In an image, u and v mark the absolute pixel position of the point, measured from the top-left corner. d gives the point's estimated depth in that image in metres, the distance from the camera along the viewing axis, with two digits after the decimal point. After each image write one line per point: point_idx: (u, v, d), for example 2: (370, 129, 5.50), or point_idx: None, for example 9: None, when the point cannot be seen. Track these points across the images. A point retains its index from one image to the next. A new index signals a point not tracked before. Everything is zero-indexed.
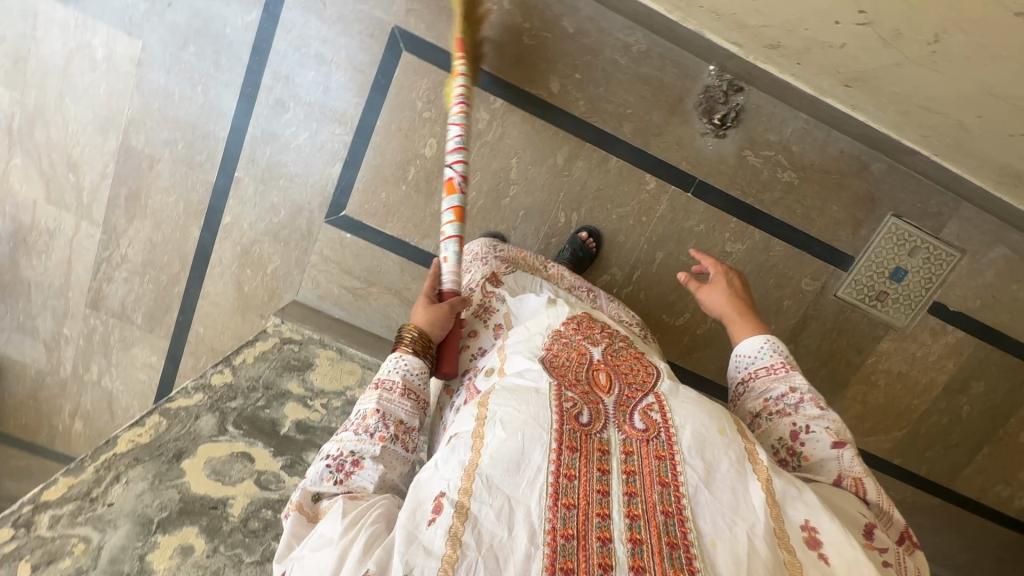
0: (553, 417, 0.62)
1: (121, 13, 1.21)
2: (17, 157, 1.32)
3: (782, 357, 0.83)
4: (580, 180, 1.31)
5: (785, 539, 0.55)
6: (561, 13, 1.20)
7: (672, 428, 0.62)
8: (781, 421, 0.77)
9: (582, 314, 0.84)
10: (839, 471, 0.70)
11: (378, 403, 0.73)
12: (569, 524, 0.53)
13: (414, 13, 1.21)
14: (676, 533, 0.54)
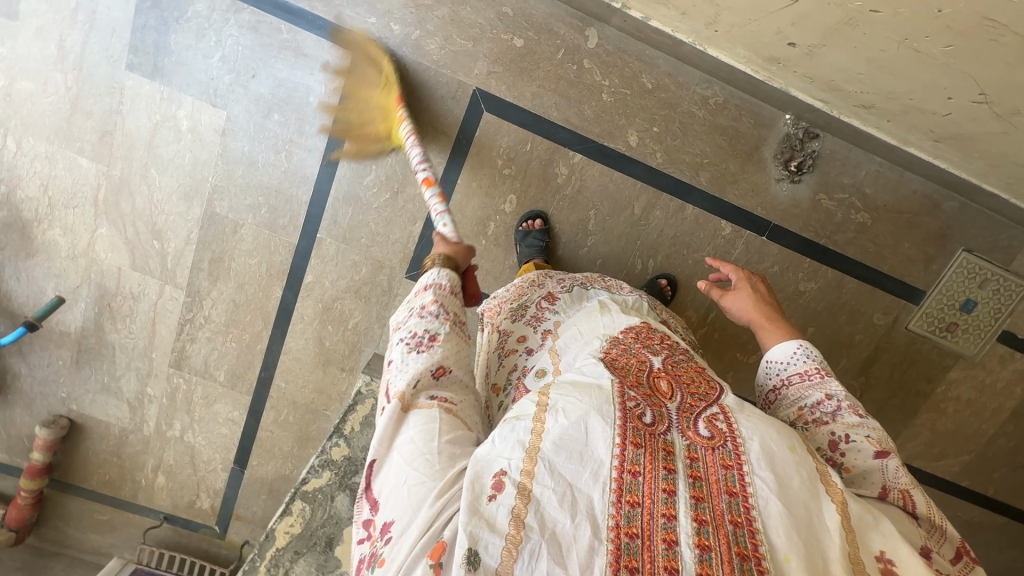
0: (615, 414, 0.58)
1: (206, 85, 1.23)
2: (103, 227, 1.34)
3: (815, 363, 0.78)
4: (657, 228, 1.34)
5: (859, 564, 0.52)
6: (640, 69, 1.23)
7: (739, 437, 0.58)
8: (819, 429, 0.71)
9: (641, 327, 0.85)
10: (885, 483, 0.64)
11: (433, 295, 0.74)
12: (633, 523, 0.52)
13: (495, 75, 1.23)
14: (747, 545, 0.51)
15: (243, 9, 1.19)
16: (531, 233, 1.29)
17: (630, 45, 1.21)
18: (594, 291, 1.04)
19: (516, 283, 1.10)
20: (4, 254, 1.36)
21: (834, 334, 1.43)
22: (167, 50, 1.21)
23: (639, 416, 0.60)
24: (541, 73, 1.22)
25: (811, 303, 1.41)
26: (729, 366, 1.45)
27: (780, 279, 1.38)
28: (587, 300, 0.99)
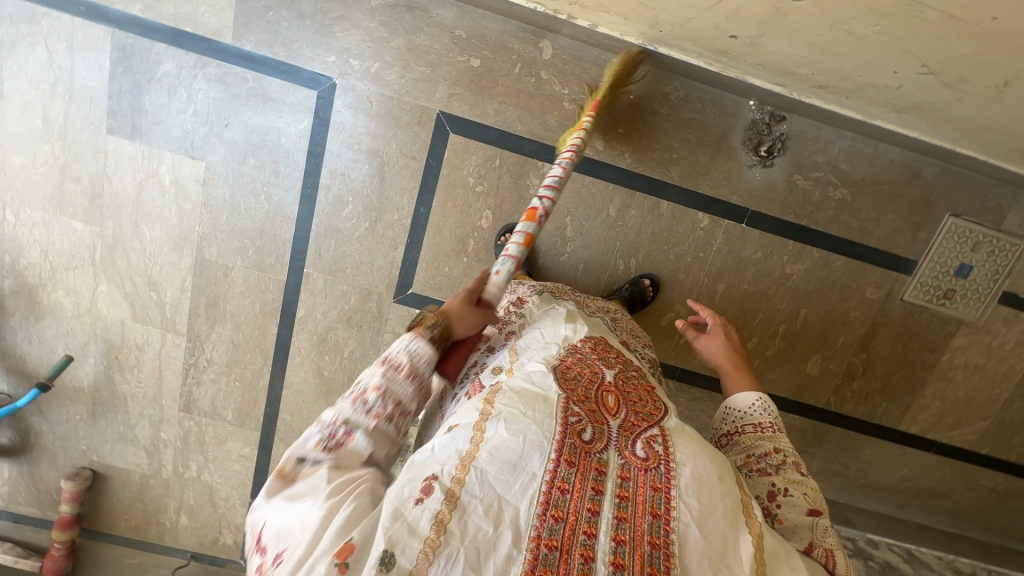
0: (557, 429, 0.63)
1: (183, 140, 1.28)
2: (102, 284, 1.40)
3: (769, 417, 0.82)
4: (634, 227, 1.35)
5: None
6: (598, 74, 1.24)
7: (672, 463, 0.63)
8: (760, 480, 0.75)
9: (600, 340, 0.91)
10: (812, 539, 0.67)
11: (381, 379, 0.66)
12: (554, 536, 0.54)
13: (456, 96, 1.25)
14: (658, 564, 0.54)
15: (209, 63, 1.23)
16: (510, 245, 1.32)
17: (585, 51, 1.22)
18: (563, 298, 1.09)
19: (495, 286, 1.17)
20: (14, 319, 1.42)
21: (828, 314, 1.42)
22: (143, 111, 1.26)
23: (580, 432, 0.65)
24: (501, 90, 1.25)
25: (800, 285, 1.40)
26: None
27: (765, 265, 1.38)
28: (554, 305, 1.04)
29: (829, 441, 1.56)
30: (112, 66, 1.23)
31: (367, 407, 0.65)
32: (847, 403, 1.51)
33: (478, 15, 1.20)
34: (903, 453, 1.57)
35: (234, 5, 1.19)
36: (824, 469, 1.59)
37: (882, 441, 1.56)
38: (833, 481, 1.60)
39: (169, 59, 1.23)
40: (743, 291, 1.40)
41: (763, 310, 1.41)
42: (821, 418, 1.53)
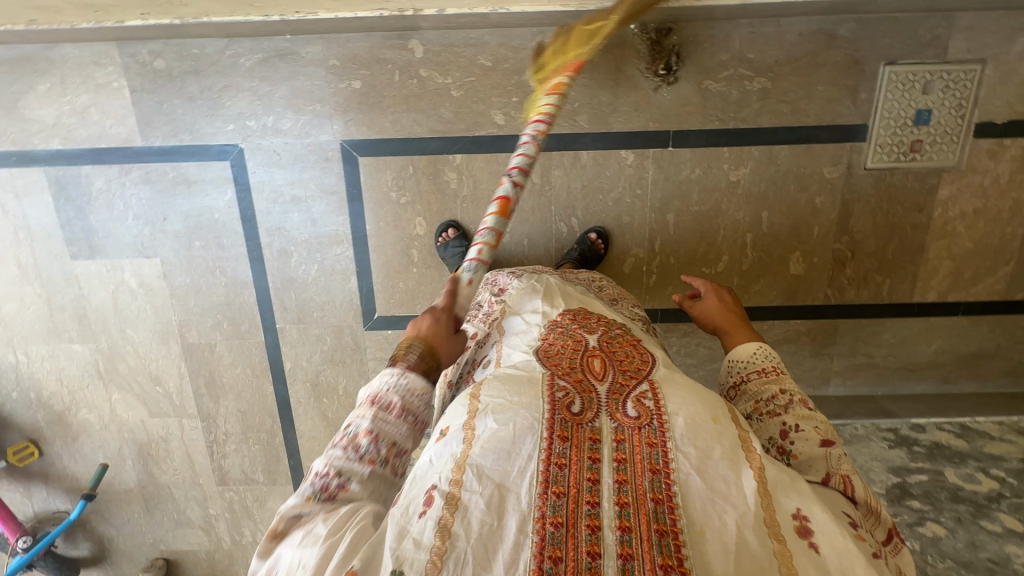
0: (544, 404, 0.60)
1: (134, 244, 1.39)
2: (115, 392, 1.53)
3: (773, 361, 0.77)
4: (563, 187, 1.34)
5: (775, 528, 0.51)
6: (474, 53, 1.24)
7: (664, 415, 0.59)
8: (771, 421, 0.70)
9: (580, 311, 0.84)
10: (828, 468, 0.64)
11: (372, 422, 0.65)
12: (559, 512, 0.51)
13: (351, 121, 1.29)
14: (666, 521, 0.50)
15: (130, 169, 1.33)
16: (449, 243, 1.33)
17: (453, 36, 1.23)
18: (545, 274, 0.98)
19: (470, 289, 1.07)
20: (55, 444, 1.58)
21: (793, 208, 1.35)
22: (93, 229, 1.38)
23: (569, 406, 0.61)
24: (389, 101, 1.27)
25: (752, 189, 1.34)
26: None
27: (708, 180, 1.33)
28: (534, 283, 0.94)
29: (844, 335, 1.47)
30: (55, 199, 1.35)
31: (361, 454, 0.63)
32: (847, 292, 1.42)
33: (343, 40, 1.24)
34: (930, 325, 1.45)
35: (132, 109, 1.29)
36: (849, 365, 1.49)
37: (901, 319, 1.45)
38: (864, 375, 1.50)
39: (97, 177, 1.34)
40: (695, 213, 1.35)
41: (723, 225, 1.36)
42: (826, 314, 1.45)
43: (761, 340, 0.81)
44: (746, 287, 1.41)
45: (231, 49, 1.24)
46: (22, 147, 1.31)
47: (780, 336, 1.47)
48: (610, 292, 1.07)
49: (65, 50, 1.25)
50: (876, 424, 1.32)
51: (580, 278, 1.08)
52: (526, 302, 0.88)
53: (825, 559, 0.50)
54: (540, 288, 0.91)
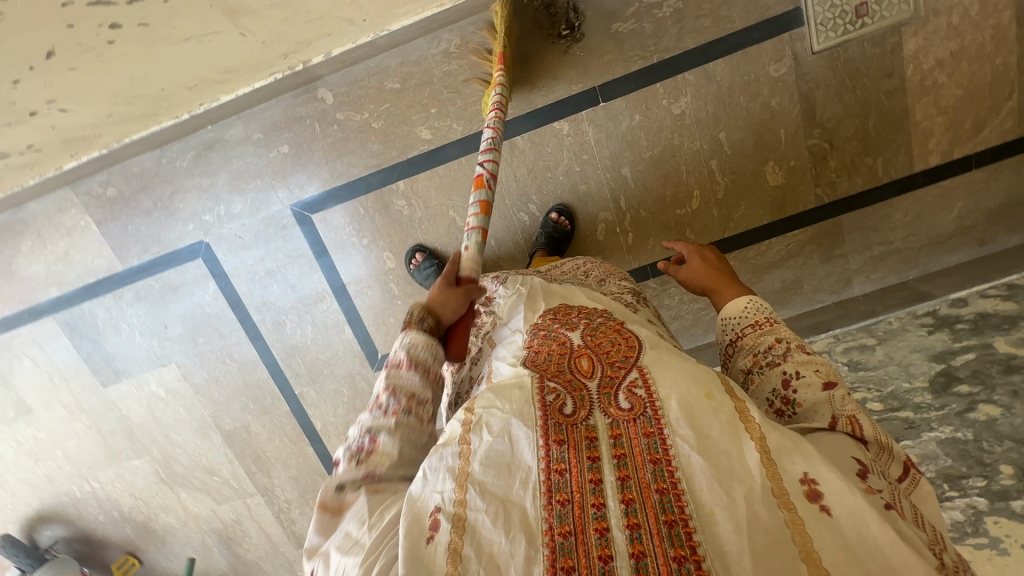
0: (535, 411, 0.50)
1: (149, 356, 1.49)
2: (182, 491, 1.64)
3: (765, 311, 0.67)
4: (510, 177, 1.32)
5: (782, 497, 0.43)
6: (380, 80, 1.24)
7: (657, 401, 0.50)
8: (774, 372, 0.61)
9: (561, 304, 0.72)
10: (833, 412, 0.56)
11: (387, 378, 0.59)
12: (565, 520, 0.43)
13: (293, 185, 1.32)
14: (674, 510, 0.43)
15: (122, 292, 1.43)
16: (421, 266, 1.32)
17: (355, 72, 1.24)
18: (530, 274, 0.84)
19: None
20: (150, 551, 1.71)
21: (751, 119, 1.26)
22: (111, 355, 1.49)
23: (558, 408, 0.51)
24: (319, 153, 1.29)
25: (700, 115, 1.26)
26: (679, 227, 1.34)
27: (651, 121, 1.27)
28: (520, 287, 0.80)
29: (852, 230, 1.35)
30: (71, 339, 1.47)
31: (384, 409, 0.57)
32: (838, 185, 1.31)
33: (258, 112, 1.27)
34: (943, 191, 1.32)
35: (104, 240, 1.37)
36: (868, 259, 1.37)
37: (910, 194, 1.32)
38: (889, 265, 1.37)
39: (98, 309, 1.44)
40: (651, 158, 1.29)
41: (682, 160, 1.29)
42: (826, 214, 1.34)
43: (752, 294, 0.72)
44: (730, 214, 1.32)
45: (166, 156, 1.31)
46: (31, 302, 1.44)
47: (784, 252, 1.37)
48: (597, 276, 0.88)
49: (34, 207, 1.36)
50: (911, 311, 1.19)
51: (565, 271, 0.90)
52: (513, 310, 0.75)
53: (845, 525, 0.42)
54: (521, 295, 0.77)
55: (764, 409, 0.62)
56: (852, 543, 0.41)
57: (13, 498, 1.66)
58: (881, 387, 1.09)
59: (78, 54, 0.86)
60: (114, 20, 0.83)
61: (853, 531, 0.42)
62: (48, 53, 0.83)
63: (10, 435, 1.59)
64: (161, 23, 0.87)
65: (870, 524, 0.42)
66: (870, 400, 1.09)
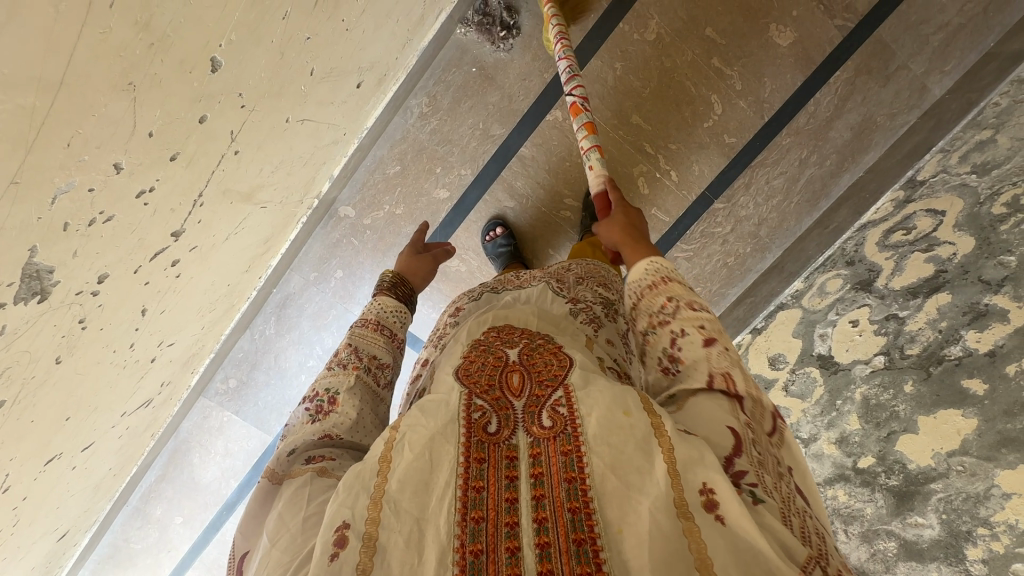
0: (459, 429, 0.54)
1: None
2: None
3: (664, 272, 0.66)
4: (534, 186, 1.30)
5: (682, 506, 0.46)
6: (381, 170, 1.29)
7: (578, 420, 0.53)
8: (662, 333, 0.62)
9: (505, 321, 0.70)
10: (710, 369, 0.56)
11: (350, 339, 0.72)
12: (478, 539, 0.47)
13: (361, 299, 1.39)
14: (584, 528, 0.46)
15: None
16: (498, 240, 1.28)
17: (359, 177, 1.30)
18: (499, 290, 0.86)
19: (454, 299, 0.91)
20: None
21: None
22: None
23: (483, 427, 0.55)
24: (367, 261, 1.36)
25: (675, 25, 1.19)
26: (715, 136, 1.26)
27: (632, 60, 1.22)
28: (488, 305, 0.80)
29: (898, 38, 1.19)
30: None
31: (343, 366, 0.69)
32: (856, 3, 1.17)
33: (304, 256, 1.37)
34: None
35: (246, 423, 1.53)
36: (934, 53, 1.19)
37: None
38: (960, 48, 1.18)
39: None
40: (651, 93, 1.24)
41: (684, 76, 1.22)
42: (859, 38, 1.19)
43: (656, 256, 0.70)
44: (761, 97, 1.23)
45: (256, 332, 1.44)
46: (222, 499, 1.64)
47: (836, 101, 1.23)
48: (576, 274, 0.88)
49: (186, 425, 1.55)
50: None
51: (543, 272, 0.90)
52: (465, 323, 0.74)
53: (735, 531, 0.44)
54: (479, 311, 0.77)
55: (655, 366, 0.63)
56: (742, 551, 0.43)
57: None
58: None
59: (160, 295, 0.91)
60: (174, 254, 0.88)
61: (743, 538, 0.44)
62: (143, 309, 0.89)
63: None
64: (204, 236, 0.93)
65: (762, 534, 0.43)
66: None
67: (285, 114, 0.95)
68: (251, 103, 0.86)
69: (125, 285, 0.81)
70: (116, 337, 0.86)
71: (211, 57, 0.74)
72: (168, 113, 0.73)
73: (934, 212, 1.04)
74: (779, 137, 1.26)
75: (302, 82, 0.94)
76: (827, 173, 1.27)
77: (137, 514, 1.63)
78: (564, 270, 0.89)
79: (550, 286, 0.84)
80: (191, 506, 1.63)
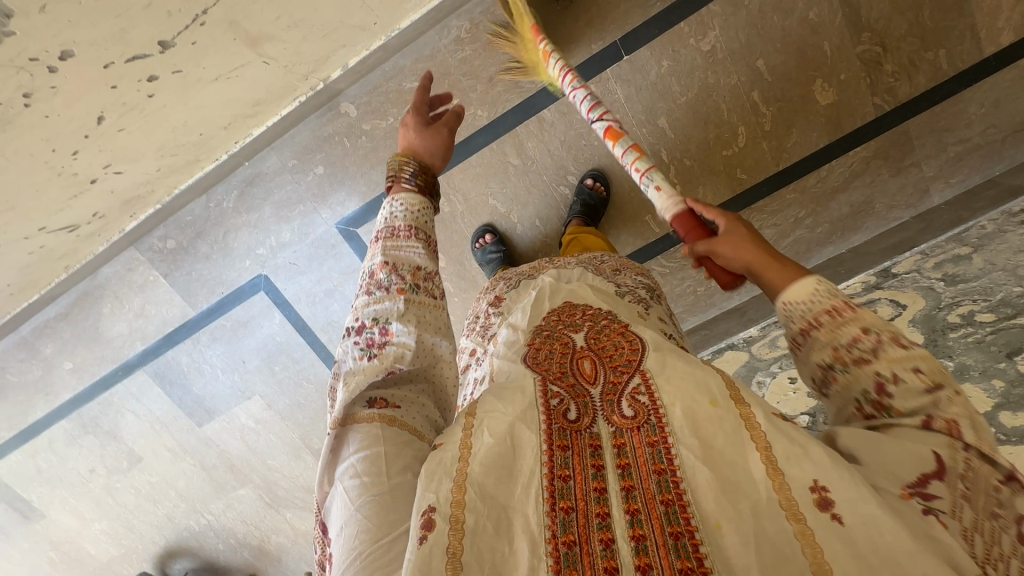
0: (538, 415, 0.53)
1: (235, 392, 1.57)
2: (288, 512, 1.71)
3: (840, 295, 0.54)
4: (544, 154, 1.27)
5: (791, 506, 0.44)
6: (397, 80, 1.22)
7: (660, 409, 0.51)
8: (862, 373, 0.51)
9: (564, 305, 0.74)
10: (929, 413, 0.48)
11: (385, 255, 0.67)
12: (570, 530, 0.45)
13: (333, 204, 1.33)
14: (680, 521, 0.45)
15: (199, 336, 1.50)
16: (487, 248, 1.29)
17: (373, 79, 1.23)
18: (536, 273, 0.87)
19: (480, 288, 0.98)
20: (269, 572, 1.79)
21: (786, 38, 1.17)
22: (201, 396, 1.58)
23: (563, 412, 0.53)
24: (353, 167, 1.29)
25: (730, 46, 1.18)
26: (729, 167, 1.27)
27: (680, 64, 1.20)
28: (528, 290, 0.84)
29: (922, 136, 1.23)
30: (162, 387, 1.57)
31: (388, 287, 0.65)
32: (898, 88, 1.20)
33: (288, 139, 1.28)
34: (1022, 71, 1.17)
35: (173, 290, 1.44)
36: (946, 162, 1.24)
37: (983, 83, 1.18)
38: (969, 166, 1.24)
39: (181, 355, 1.53)
40: (686, 103, 1.22)
41: (723, 99, 1.21)
42: (888, 123, 1.22)
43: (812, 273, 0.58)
44: (783, 144, 1.24)
45: (213, 201, 1.34)
46: (121, 358, 1.54)
47: (847, 174, 1.26)
48: (611, 266, 0.92)
49: (106, 271, 1.43)
50: (1006, 210, 1.08)
51: (580, 259, 0.94)
52: (517, 310, 0.78)
53: (858, 534, 0.42)
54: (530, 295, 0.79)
55: (853, 410, 0.53)
56: (867, 554, 0.41)
57: (138, 539, 1.76)
58: (989, 296, 0.99)
59: (124, 111, 1.01)
60: (151, 67, 0.97)
61: (867, 541, 0.41)
62: (99, 116, 0.99)
63: (125, 485, 1.69)
64: (191, 62, 0.99)
65: (884, 533, 0.41)
66: (979, 312, 0.98)
67: None
68: None
69: (88, 72, 0.92)
70: (59, 139, 0.99)
71: None
72: None
73: (896, 304, 1.08)
74: (784, 189, 1.28)
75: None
76: (815, 239, 1.31)
77: (24, 346, 1.52)
78: (599, 260, 0.93)
79: (591, 267, 0.89)
80: (86, 355, 1.53)
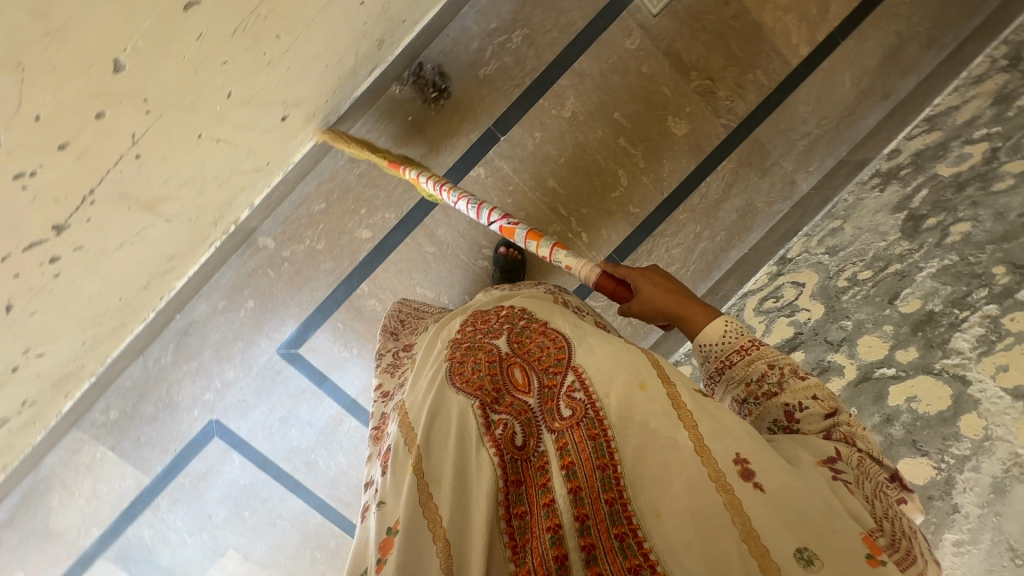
0: (490, 450, 0.60)
1: (206, 554, 1.48)
2: None
3: (748, 335, 0.67)
4: (456, 236, 1.37)
5: (720, 480, 0.53)
6: (307, 205, 1.33)
7: (597, 404, 0.60)
8: (771, 402, 0.62)
9: (476, 314, 0.74)
10: (829, 431, 0.60)
11: None
12: (525, 562, 0.56)
13: (270, 332, 1.37)
14: (624, 521, 0.55)
15: (158, 502, 1.44)
16: None
17: (283, 210, 1.33)
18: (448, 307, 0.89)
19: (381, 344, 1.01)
20: None
21: (632, 90, 1.36)
22: (170, 568, 1.47)
23: (511, 440, 0.61)
24: (282, 293, 1.35)
25: (587, 107, 1.36)
26: (621, 206, 1.40)
27: (551, 132, 1.36)
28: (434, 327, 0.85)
29: (770, 139, 1.41)
30: (127, 570, 1.46)
31: None
32: (737, 108, 1.39)
33: (215, 283, 1.35)
34: (828, 71, 1.39)
35: (124, 461, 1.40)
36: (799, 155, 1.41)
37: (801, 87, 1.39)
38: (819, 154, 1.41)
39: (142, 528, 1.45)
40: (567, 163, 1.37)
41: (596, 150, 1.37)
42: (740, 137, 1.40)
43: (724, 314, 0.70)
44: (660, 176, 1.39)
45: (151, 359, 1.36)
46: (79, 551, 1.44)
47: (723, 186, 1.42)
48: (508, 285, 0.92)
49: (50, 461, 1.39)
50: (859, 182, 1.24)
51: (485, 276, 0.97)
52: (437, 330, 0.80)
53: (773, 494, 0.52)
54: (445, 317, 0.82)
55: None
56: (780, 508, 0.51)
57: None
58: (863, 256, 1.11)
59: (32, 296, 0.91)
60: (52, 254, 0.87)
61: (781, 498, 0.52)
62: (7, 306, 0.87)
63: None
64: (92, 237, 0.94)
65: (797, 495, 0.52)
66: (860, 272, 1.10)
67: (198, 130, 0.96)
68: (157, 110, 0.85)
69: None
70: None
71: (114, 58, 0.72)
72: (60, 100, 0.70)
73: (797, 283, 1.20)
74: (676, 212, 1.41)
75: (217, 102, 0.94)
76: (718, 247, 1.43)
77: None
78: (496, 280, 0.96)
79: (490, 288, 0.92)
80: (39, 560, 1.43)
